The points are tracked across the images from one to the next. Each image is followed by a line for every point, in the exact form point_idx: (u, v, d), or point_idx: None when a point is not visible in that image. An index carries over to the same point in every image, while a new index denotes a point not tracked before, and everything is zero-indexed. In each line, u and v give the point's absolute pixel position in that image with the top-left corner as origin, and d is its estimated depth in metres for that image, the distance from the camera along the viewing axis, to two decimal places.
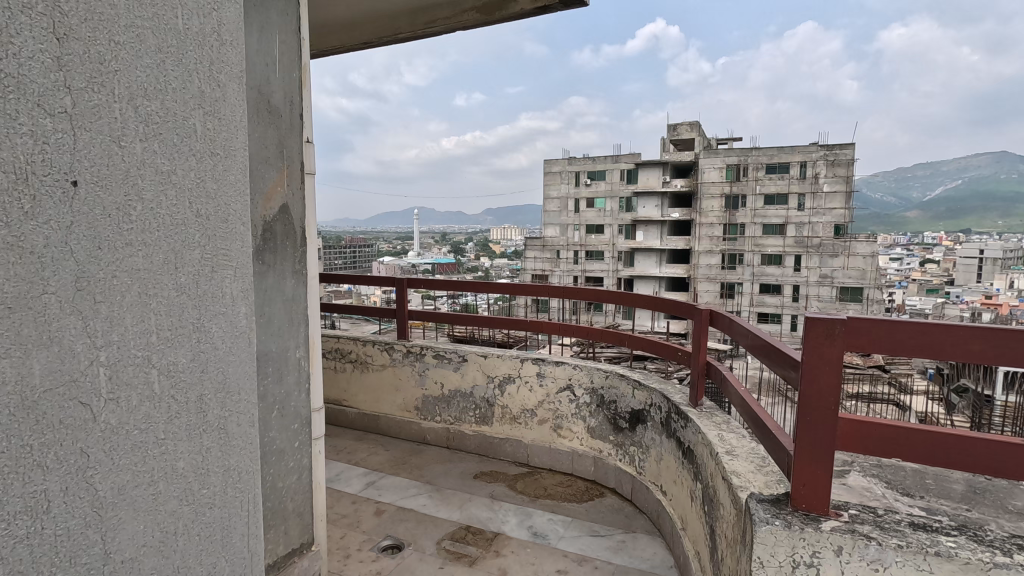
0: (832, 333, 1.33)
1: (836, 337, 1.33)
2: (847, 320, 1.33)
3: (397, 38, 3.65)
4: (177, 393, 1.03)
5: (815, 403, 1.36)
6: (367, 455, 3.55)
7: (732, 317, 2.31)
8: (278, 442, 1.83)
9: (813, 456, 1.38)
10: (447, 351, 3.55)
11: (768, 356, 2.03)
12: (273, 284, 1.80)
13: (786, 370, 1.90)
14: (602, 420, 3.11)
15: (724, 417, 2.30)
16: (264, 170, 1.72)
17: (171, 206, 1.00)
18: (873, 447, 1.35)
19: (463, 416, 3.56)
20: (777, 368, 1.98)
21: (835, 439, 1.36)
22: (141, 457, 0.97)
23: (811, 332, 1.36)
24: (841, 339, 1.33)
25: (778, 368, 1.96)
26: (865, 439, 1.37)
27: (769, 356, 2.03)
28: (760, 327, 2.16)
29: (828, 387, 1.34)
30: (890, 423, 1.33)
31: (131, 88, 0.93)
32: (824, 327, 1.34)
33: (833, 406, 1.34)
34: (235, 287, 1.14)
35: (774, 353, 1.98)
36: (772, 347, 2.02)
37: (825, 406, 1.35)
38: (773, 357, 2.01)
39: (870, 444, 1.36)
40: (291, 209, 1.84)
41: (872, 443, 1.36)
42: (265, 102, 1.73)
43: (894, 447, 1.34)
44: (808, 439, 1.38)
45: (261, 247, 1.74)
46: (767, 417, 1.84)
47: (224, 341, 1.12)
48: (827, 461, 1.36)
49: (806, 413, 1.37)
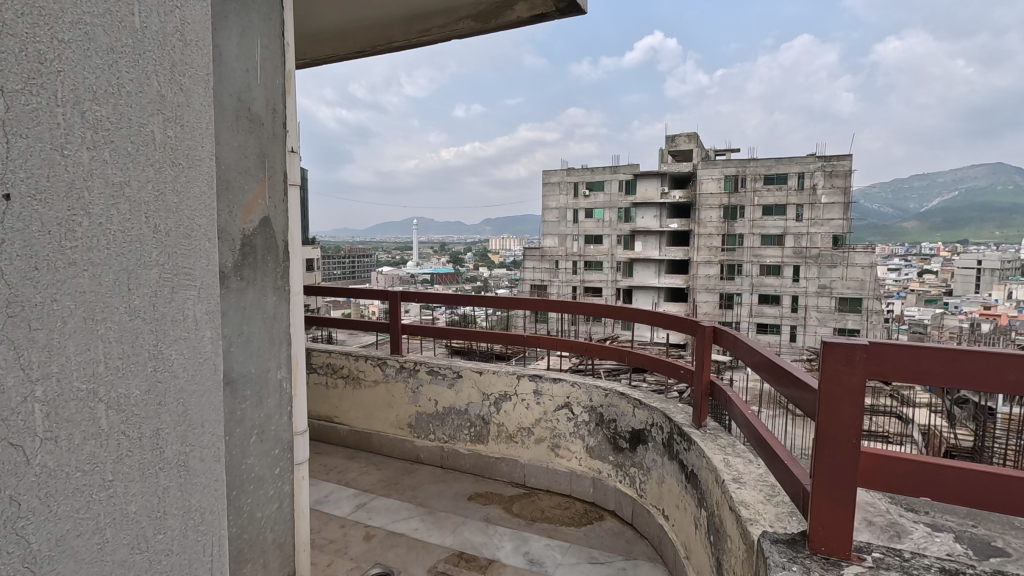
0: (851, 360, 1.23)
1: (856, 364, 1.23)
2: (867, 345, 1.23)
3: (392, 46, 3.58)
4: (129, 429, 0.92)
5: (833, 436, 1.26)
6: (358, 475, 3.42)
7: (735, 334, 2.19)
8: (257, 470, 1.71)
9: (834, 493, 1.27)
10: (442, 367, 3.44)
11: (771, 373, 1.94)
12: (254, 300, 1.69)
13: (789, 389, 1.81)
14: (601, 439, 3.01)
15: (729, 440, 2.19)
16: (242, 181, 1.62)
17: (125, 221, 0.91)
18: (896, 484, 1.24)
19: (457, 434, 3.45)
20: (779, 386, 1.89)
21: (854, 475, 1.26)
22: (84, 502, 0.86)
23: (828, 357, 1.26)
24: (861, 366, 1.23)
25: (780, 386, 1.87)
26: (887, 475, 1.25)
27: (771, 372, 1.94)
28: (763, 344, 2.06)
29: (847, 420, 1.24)
30: (915, 459, 1.23)
31: (76, 90, 0.83)
32: (843, 352, 1.24)
33: (853, 439, 1.24)
34: (199, 308, 1.05)
35: (777, 371, 1.89)
36: (774, 363, 1.93)
37: (844, 440, 1.25)
38: (776, 374, 1.91)
39: (892, 481, 1.25)
40: (273, 221, 1.75)
41: (893, 481, 1.25)
42: (246, 110, 1.64)
43: (919, 484, 1.23)
44: (828, 474, 1.27)
45: (240, 262, 1.63)
46: (776, 444, 1.72)
47: (185, 368, 1.02)
48: (848, 498, 1.26)
49: (823, 445, 1.27)
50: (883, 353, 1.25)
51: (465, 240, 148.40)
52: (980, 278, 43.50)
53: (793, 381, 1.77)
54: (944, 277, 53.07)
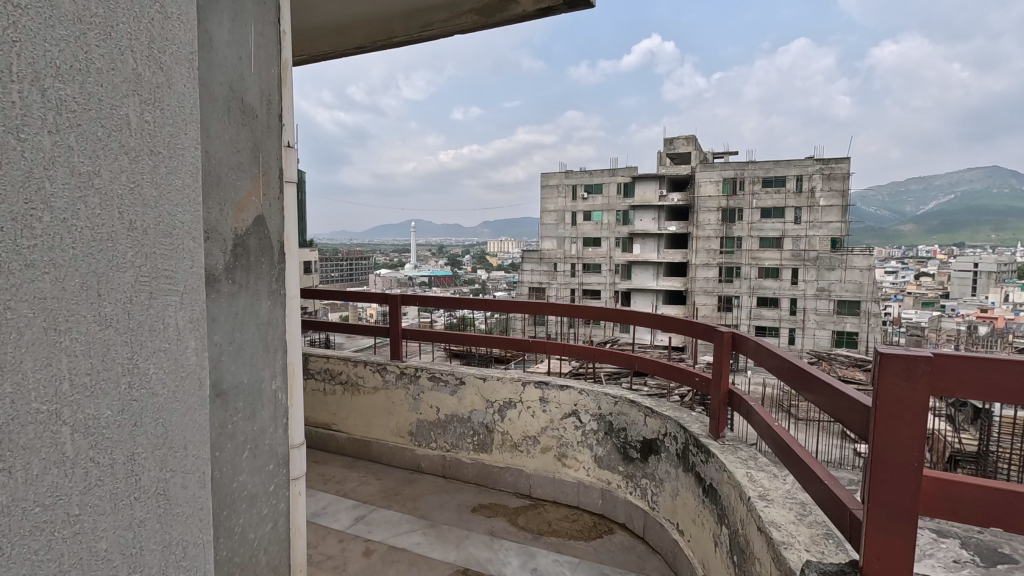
0: (911, 373, 1.13)
1: (917, 379, 1.13)
2: (930, 356, 1.12)
3: (391, 42, 3.45)
4: (98, 455, 0.80)
5: (892, 457, 1.15)
6: (357, 486, 3.29)
7: (757, 340, 2.07)
8: (250, 487, 1.59)
9: (892, 521, 1.16)
10: (444, 373, 3.32)
11: (796, 379, 1.82)
12: (246, 307, 1.56)
13: (815, 394, 1.70)
14: (611, 448, 2.89)
15: (750, 452, 2.08)
16: (235, 177, 1.50)
17: (93, 216, 0.79)
18: (962, 512, 1.13)
19: (460, 443, 3.33)
20: (805, 392, 1.77)
21: (915, 501, 1.15)
22: (44, 542, 0.74)
23: (886, 371, 1.15)
24: (923, 381, 1.12)
25: (807, 392, 1.75)
26: (953, 503, 1.15)
27: (795, 378, 1.82)
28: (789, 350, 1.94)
29: (908, 440, 1.14)
30: (985, 485, 1.12)
31: (34, 64, 0.71)
32: (903, 365, 1.14)
33: (914, 461, 1.13)
34: (181, 316, 0.93)
35: (801, 376, 1.77)
36: (798, 368, 1.80)
37: (903, 461, 1.15)
38: (800, 379, 1.79)
39: (956, 507, 1.14)
40: (267, 220, 1.63)
41: (960, 508, 1.14)
42: (238, 101, 1.52)
43: (988, 515, 1.12)
44: (885, 498, 1.16)
45: (232, 265, 1.51)
46: (809, 461, 1.61)
47: (166, 384, 0.90)
48: (909, 528, 1.15)
49: (880, 466, 1.16)
50: (949, 366, 1.14)
51: (462, 243, 148.33)
52: (977, 281, 43.59)
53: (820, 386, 1.66)
54: (941, 280, 53.10)
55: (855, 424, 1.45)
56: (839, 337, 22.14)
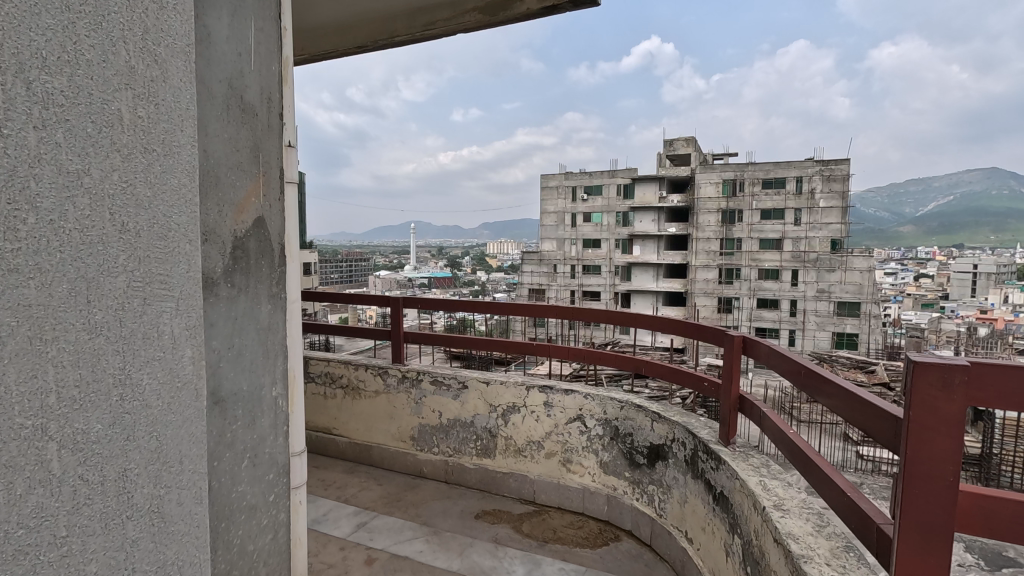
0: (948, 383, 1.08)
1: (954, 390, 1.08)
2: (968, 366, 1.08)
3: (393, 41, 3.40)
4: (88, 471, 0.75)
5: (926, 472, 1.11)
6: (358, 492, 3.24)
7: (770, 345, 2.02)
8: (250, 497, 1.53)
9: (925, 537, 1.12)
10: (446, 377, 3.28)
11: (813, 385, 1.76)
12: (245, 311, 1.51)
13: (834, 399, 1.65)
14: (617, 454, 2.84)
15: (763, 460, 2.03)
16: (235, 177, 1.45)
17: (83, 217, 0.74)
18: (1000, 529, 1.08)
19: (462, 448, 3.28)
20: (823, 399, 1.71)
21: (951, 518, 1.10)
22: (30, 567, 0.68)
23: (920, 381, 1.11)
24: (960, 392, 1.08)
25: (825, 398, 1.69)
26: (990, 520, 1.10)
27: (813, 384, 1.76)
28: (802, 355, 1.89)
29: (943, 453, 1.09)
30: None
31: (20, 55, 0.66)
32: (939, 375, 1.09)
33: (951, 476, 1.09)
34: (177, 324, 0.88)
35: (819, 382, 1.71)
36: (815, 374, 1.75)
37: (937, 475, 1.10)
38: (818, 385, 1.74)
39: (994, 524, 1.09)
40: (267, 222, 1.58)
41: (997, 525, 1.09)
42: (238, 98, 1.47)
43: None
44: (918, 514, 1.12)
45: (231, 268, 1.46)
46: (829, 471, 1.56)
47: (160, 396, 0.85)
48: (944, 545, 1.10)
49: (914, 481, 1.12)
50: (985, 376, 1.10)
51: (462, 244, 148.30)
52: (976, 282, 43.67)
53: (838, 390, 1.61)
54: (941, 282, 53.06)
55: (878, 432, 1.40)
56: (839, 338, 22.10)
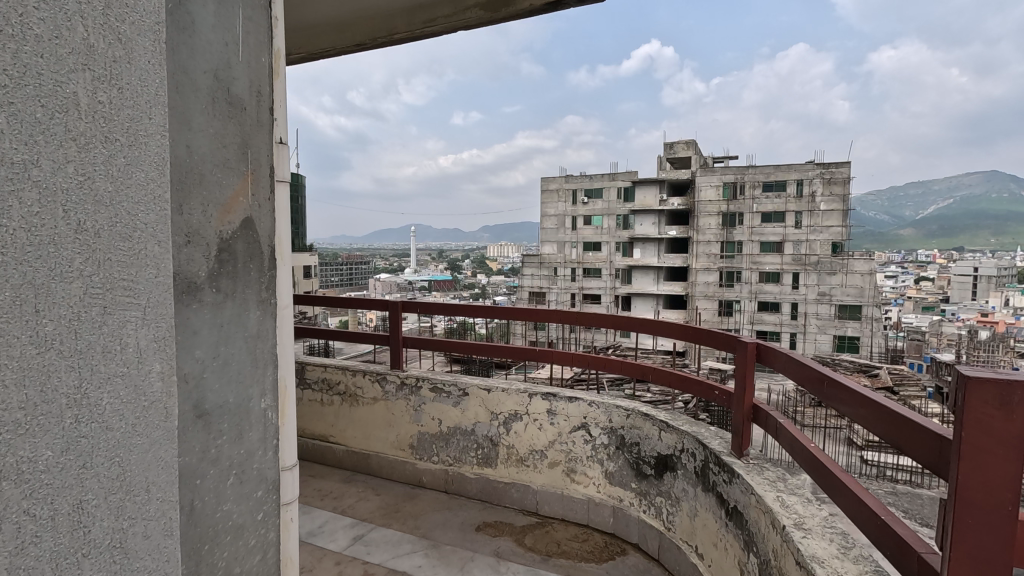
0: (1005, 401, 1.00)
1: (1013, 409, 1.00)
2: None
3: (394, 39, 3.32)
4: (34, 506, 0.65)
5: (979, 498, 1.03)
6: (355, 502, 3.14)
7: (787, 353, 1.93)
8: (236, 516, 1.44)
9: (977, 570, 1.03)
10: (446, 384, 3.19)
11: (833, 395, 1.68)
12: (232, 318, 1.42)
13: (860, 412, 1.56)
14: (623, 464, 2.74)
15: (778, 473, 1.94)
16: (220, 175, 1.35)
17: (28, 213, 0.64)
18: None
19: (463, 457, 3.18)
20: (844, 409, 1.63)
21: (1011, 552, 1.01)
22: None
23: (973, 398, 1.03)
24: (1020, 412, 0.99)
25: (847, 410, 1.61)
26: None
27: (833, 394, 1.67)
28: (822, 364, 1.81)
29: (1002, 478, 1.01)
30: None
31: None
32: (994, 392, 1.01)
33: (1009, 505, 1.00)
34: (144, 334, 0.78)
35: (841, 392, 1.63)
36: (836, 383, 1.66)
37: (992, 503, 1.02)
38: (840, 396, 1.65)
39: None
40: (256, 222, 1.48)
41: None
42: (224, 90, 1.37)
43: None
44: (970, 544, 1.04)
45: (217, 271, 1.36)
46: (857, 491, 1.47)
47: (123, 417, 0.76)
48: None
49: (965, 508, 1.04)
50: None
51: (463, 247, 148.38)
52: (977, 286, 43.63)
53: (865, 403, 1.52)
54: (941, 285, 52.96)
55: (912, 449, 1.32)
56: (840, 341, 22.00)
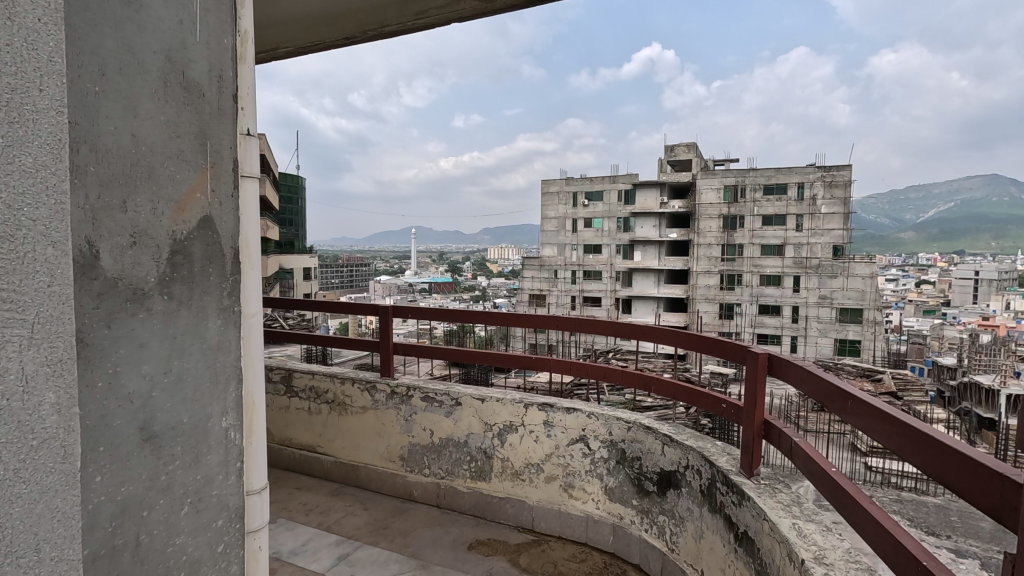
0: None
1: None
2: None
3: (385, 31, 3.16)
4: None
5: None
6: (342, 518, 2.98)
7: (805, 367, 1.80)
8: (192, 550, 1.29)
9: None
10: (438, 393, 3.04)
11: (872, 424, 1.53)
12: (188, 328, 1.27)
13: (900, 439, 1.42)
14: (623, 479, 2.59)
15: (792, 496, 1.79)
16: (174, 168, 1.21)
17: None
18: None
19: (455, 470, 3.02)
20: (883, 441, 1.50)
21: None
22: None
23: None
24: None
25: (884, 440, 1.48)
26: None
27: (872, 422, 1.53)
28: (844, 381, 1.68)
29: None
30: None
31: None
32: None
33: None
34: (32, 360, 0.74)
35: (880, 421, 1.49)
36: (876, 410, 1.52)
37: None
38: (876, 419, 1.51)
39: None
40: (216, 221, 1.33)
41: None
42: (179, 75, 1.22)
43: None
44: None
45: (169, 275, 1.22)
46: (892, 526, 1.33)
47: (5, 447, 0.70)
48: None
49: None
50: None
51: (463, 250, 148.45)
52: (979, 287, 43.46)
53: (909, 431, 1.38)
54: (942, 288, 52.88)
55: (969, 491, 1.19)
56: (841, 345, 21.85)
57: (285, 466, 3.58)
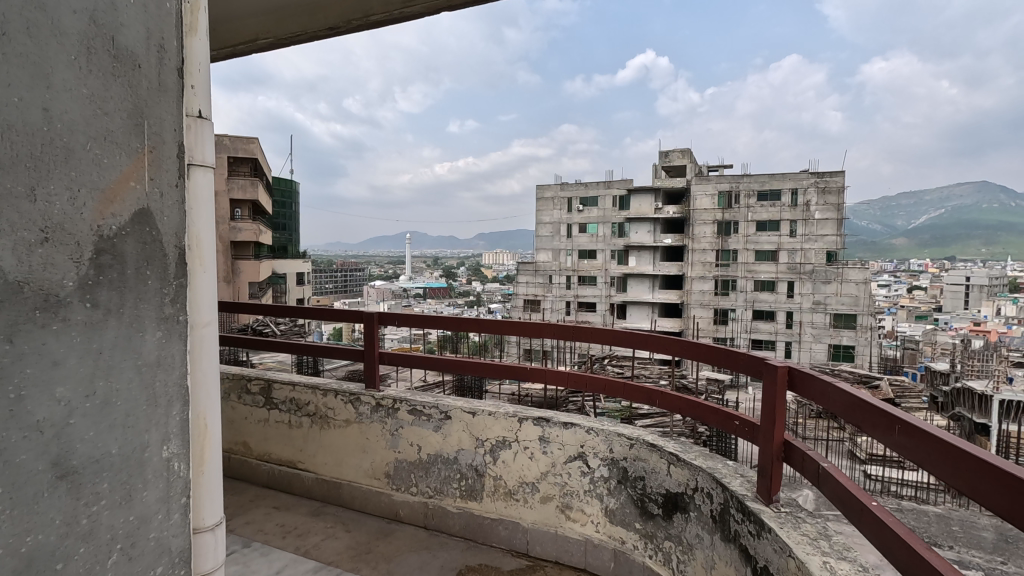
0: None
1: None
2: None
3: (370, 21, 2.97)
4: None
5: None
6: (321, 541, 2.77)
7: (834, 382, 1.59)
8: None
9: None
10: (427, 406, 2.85)
11: (927, 455, 1.30)
12: (120, 341, 1.07)
13: (966, 475, 1.18)
14: (625, 500, 2.40)
15: (817, 528, 1.61)
16: (103, 151, 1.02)
17: None
18: None
19: (444, 488, 2.82)
20: (944, 476, 1.25)
21: None
22: None
23: None
24: None
25: (944, 476, 1.24)
26: None
27: (929, 454, 1.29)
28: (886, 401, 1.45)
29: None
30: None
31: None
32: None
33: None
34: None
35: (940, 452, 1.25)
36: (933, 439, 1.28)
37: None
38: (933, 450, 1.28)
39: None
40: (156, 216, 1.14)
41: None
42: (109, 40, 1.03)
43: None
44: None
45: (93, 281, 1.01)
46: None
47: None
48: None
49: None
50: None
51: (458, 255, 148.37)
52: (970, 293, 43.86)
53: (980, 467, 1.15)
54: (933, 293, 53.11)
55: None
56: (835, 350, 21.78)
57: (263, 483, 3.36)
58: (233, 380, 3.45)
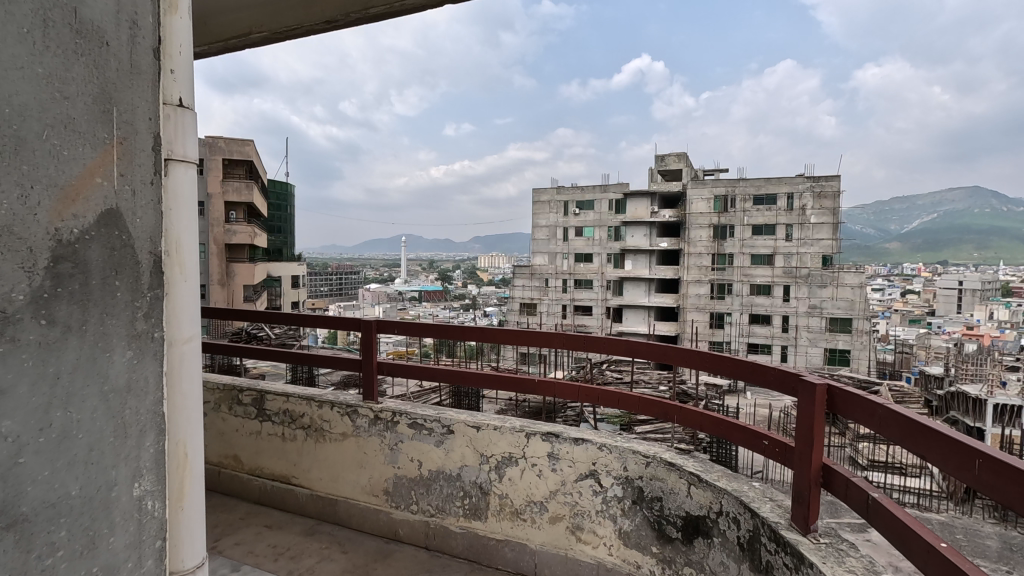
0: None
1: None
2: None
3: (369, 14, 2.83)
4: None
5: None
6: (317, 564, 2.61)
7: (885, 405, 1.42)
8: None
9: None
10: (428, 420, 2.70)
11: (1012, 495, 1.09)
12: (81, 361, 0.91)
13: None
14: (641, 522, 2.24)
15: (863, 566, 1.47)
16: (64, 138, 0.87)
17: None
18: None
19: (447, 507, 2.66)
20: None
21: None
22: None
23: None
24: None
25: None
26: None
27: (1016, 495, 1.09)
28: (949, 428, 1.27)
29: None
30: None
31: None
32: None
33: None
34: None
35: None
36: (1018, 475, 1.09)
37: None
38: (1019, 490, 1.08)
39: None
40: (127, 217, 0.99)
41: None
42: (72, 11, 0.88)
43: None
44: None
45: (47, 294, 0.85)
46: None
47: None
48: None
49: None
50: None
51: (453, 257, 148.34)
52: (962, 297, 44.02)
53: None
54: (926, 297, 53.23)
55: None
56: (831, 354, 21.69)
57: (254, 499, 3.19)
58: (224, 390, 3.29)
